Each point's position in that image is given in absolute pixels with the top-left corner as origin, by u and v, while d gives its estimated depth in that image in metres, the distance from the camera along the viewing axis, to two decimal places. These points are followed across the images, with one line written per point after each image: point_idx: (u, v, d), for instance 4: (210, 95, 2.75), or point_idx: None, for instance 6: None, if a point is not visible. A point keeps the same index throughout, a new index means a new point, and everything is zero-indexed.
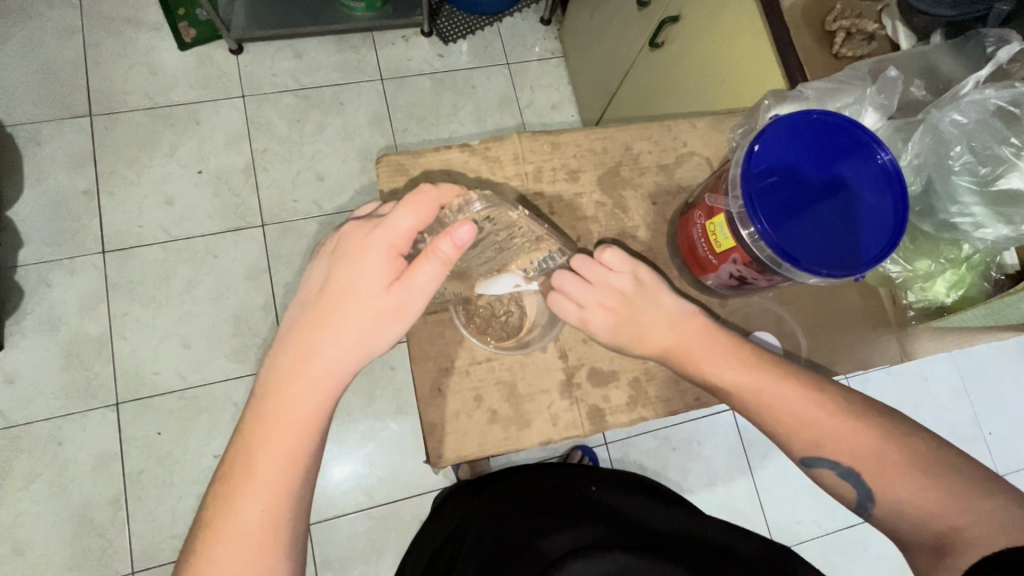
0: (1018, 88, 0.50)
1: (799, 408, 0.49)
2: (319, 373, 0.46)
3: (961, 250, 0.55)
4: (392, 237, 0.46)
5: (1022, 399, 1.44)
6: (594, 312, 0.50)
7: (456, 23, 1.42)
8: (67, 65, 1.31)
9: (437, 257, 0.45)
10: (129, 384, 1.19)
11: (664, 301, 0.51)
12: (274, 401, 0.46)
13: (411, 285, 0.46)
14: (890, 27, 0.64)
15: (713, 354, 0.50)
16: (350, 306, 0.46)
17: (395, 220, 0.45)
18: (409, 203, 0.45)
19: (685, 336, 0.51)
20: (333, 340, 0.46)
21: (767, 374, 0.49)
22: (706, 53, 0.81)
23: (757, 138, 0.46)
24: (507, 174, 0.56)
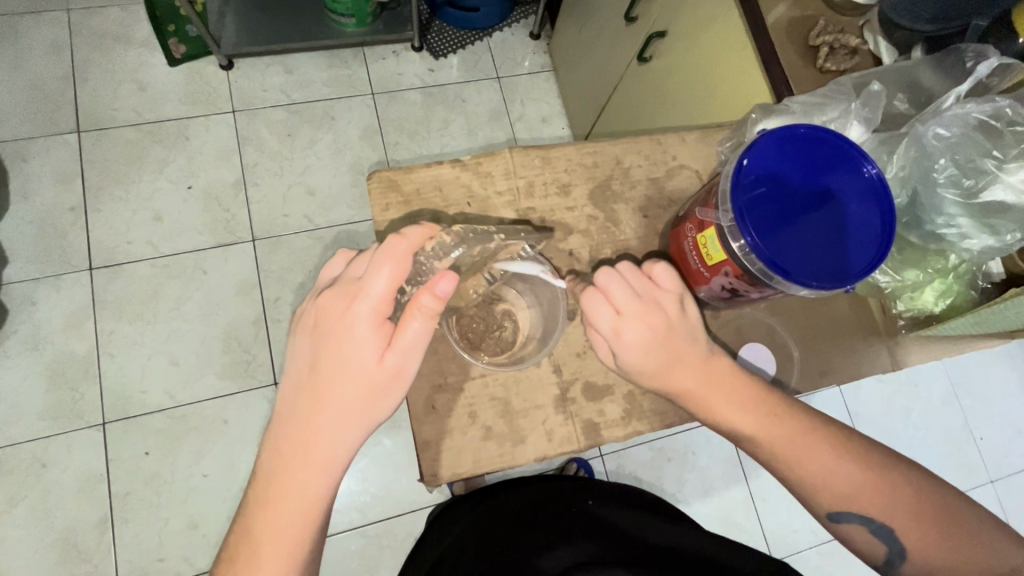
0: (998, 103, 0.51)
1: (792, 444, 0.49)
2: (325, 451, 0.46)
3: (947, 261, 0.55)
4: (374, 302, 0.45)
5: (1012, 403, 1.46)
6: (630, 321, 0.48)
7: (446, 38, 1.44)
8: (54, 82, 1.30)
9: (424, 313, 0.45)
10: (117, 403, 1.16)
11: (685, 328, 0.50)
12: (282, 486, 0.46)
13: (403, 349, 0.46)
14: (872, 43, 0.65)
15: (718, 393, 0.50)
16: (346, 381, 0.46)
17: (375, 285, 0.45)
18: (382, 262, 0.44)
19: (691, 371, 0.50)
20: (334, 417, 0.46)
21: (762, 411, 0.50)
22: (694, 67, 0.82)
23: (745, 152, 0.46)
24: (499, 190, 0.56)
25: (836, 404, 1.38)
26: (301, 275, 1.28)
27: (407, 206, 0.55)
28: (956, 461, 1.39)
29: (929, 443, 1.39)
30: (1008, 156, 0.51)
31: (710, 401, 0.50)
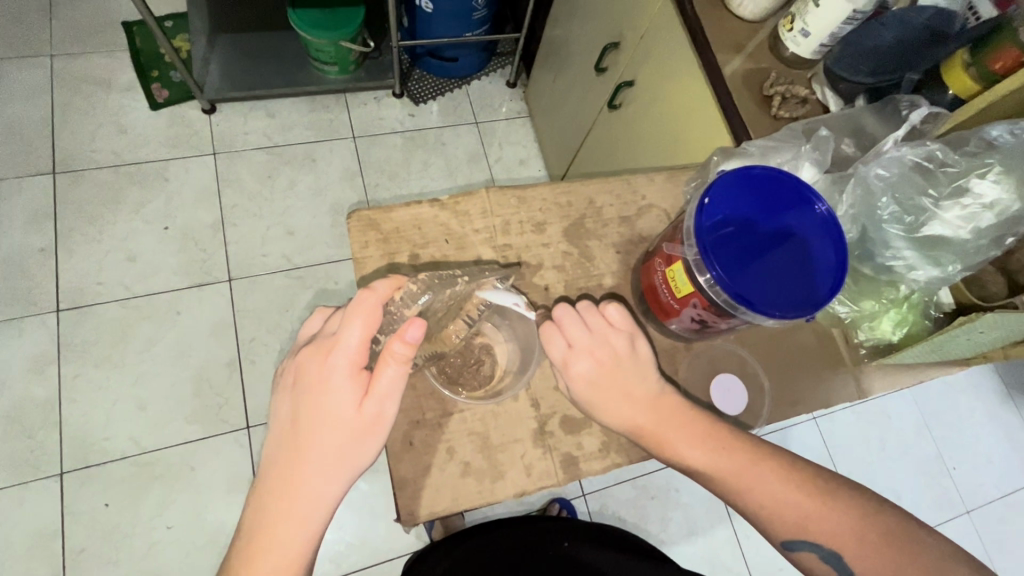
0: (929, 147, 0.56)
1: (733, 468, 0.51)
2: (308, 504, 0.46)
3: (899, 291, 0.59)
4: (348, 356, 0.46)
5: (980, 431, 1.50)
6: (581, 354, 0.51)
7: (427, 85, 1.50)
8: (32, 124, 1.31)
9: (396, 362, 0.45)
10: (77, 452, 1.11)
11: (635, 363, 0.52)
12: (266, 543, 0.45)
13: (380, 397, 0.46)
14: (820, 92, 0.70)
15: (666, 423, 0.51)
16: (325, 434, 0.46)
17: (348, 339, 0.45)
18: (354, 316, 0.45)
19: (638, 404, 0.51)
20: (316, 470, 0.46)
21: (707, 438, 0.51)
22: (661, 114, 0.87)
23: (706, 192, 0.49)
24: (475, 228, 0.58)
25: (813, 437, 1.40)
26: (278, 315, 1.26)
27: (386, 244, 0.56)
28: (931, 491, 1.42)
29: (904, 474, 1.41)
30: (942, 193, 0.55)
31: (659, 433, 0.51)
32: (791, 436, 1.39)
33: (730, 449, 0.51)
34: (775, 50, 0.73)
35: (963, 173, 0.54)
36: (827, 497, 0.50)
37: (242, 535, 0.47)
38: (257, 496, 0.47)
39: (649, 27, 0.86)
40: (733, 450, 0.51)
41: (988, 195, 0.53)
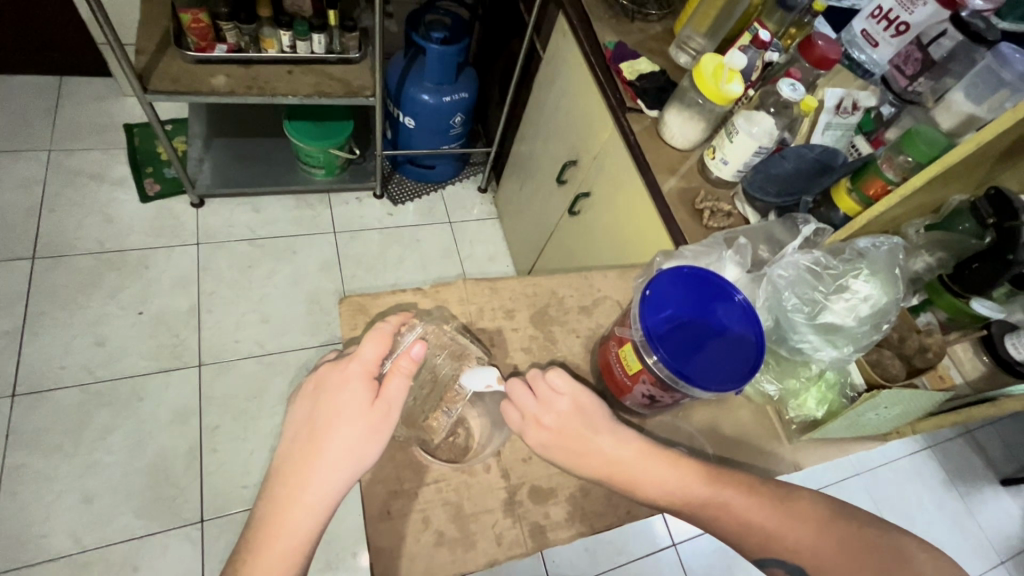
0: (814, 254, 0.69)
1: (690, 493, 0.55)
2: (313, 500, 0.50)
3: (812, 370, 0.69)
4: (362, 365, 0.53)
5: (929, 518, 1.56)
6: (535, 420, 0.57)
7: (406, 188, 1.65)
8: (19, 212, 1.36)
9: (402, 374, 0.53)
10: (8, 551, 1.04)
11: (588, 419, 0.57)
12: (271, 535, 0.49)
13: (385, 405, 0.52)
14: (741, 208, 0.84)
15: (624, 466, 0.56)
16: (334, 434, 0.51)
17: (363, 351, 0.53)
18: (372, 336, 0.54)
19: (596, 455, 0.56)
20: (323, 467, 0.50)
21: (663, 471, 0.56)
22: (613, 220, 1.01)
23: (648, 284, 0.59)
24: (452, 313, 0.65)
25: None
26: (245, 401, 1.26)
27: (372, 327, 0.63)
28: None
29: None
30: (829, 289, 0.67)
31: (620, 477, 0.56)
32: None
33: (686, 477, 0.56)
34: (703, 172, 0.89)
35: (843, 274, 0.68)
36: (799, 529, 0.54)
37: (250, 524, 0.50)
38: (269, 488, 0.52)
39: (602, 150, 1.03)
40: (689, 479, 0.56)
41: (862, 291, 0.67)
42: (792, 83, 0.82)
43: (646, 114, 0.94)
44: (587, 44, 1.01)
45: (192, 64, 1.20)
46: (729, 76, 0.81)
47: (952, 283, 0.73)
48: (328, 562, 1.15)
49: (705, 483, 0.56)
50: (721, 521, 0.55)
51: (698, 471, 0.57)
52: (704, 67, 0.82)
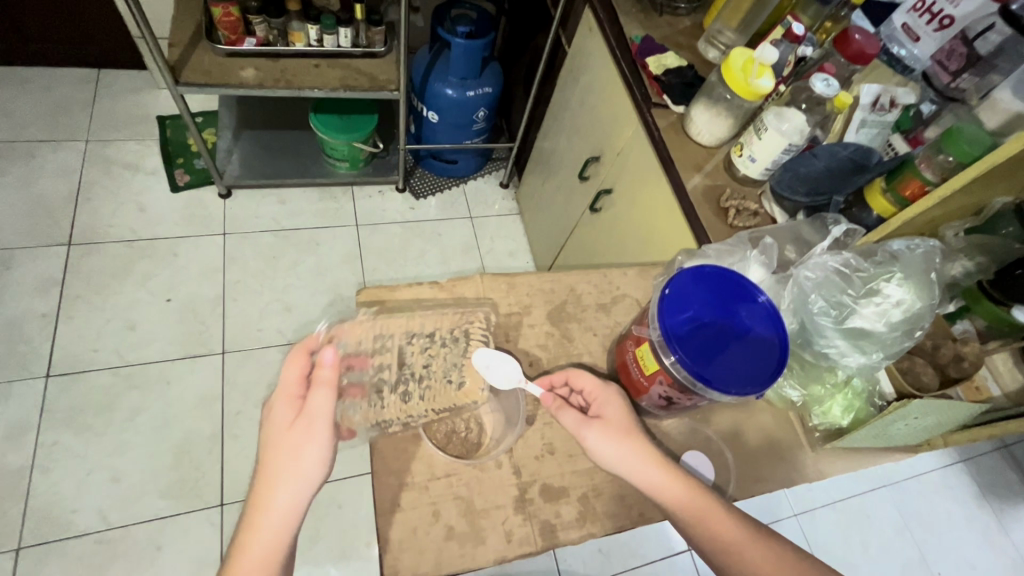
0: (844, 255, 0.67)
1: (695, 501, 0.54)
2: (275, 510, 0.49)
3: (838, 376, 0.66)
4: (291, 384, 0.53)
5: (959, 534, 1.51)
6: (601, 392, 0.58)
7: (428, 182, 1.66)
8: (57, 200, 1.40)
9: (324, 386, 0.51)
10: (39, 525, 1.08)
11: (623, 406, 0.58)
12: (246, 544, 0.49)
13: (311, 418, 0.51)
14: (769, 208, 0.82)
15: (640, 457, 0.55)
16: (279, 448, 0.50)
17: (290, 371, 0.53)
18: (291, 355, 0.53)
19: (618, 442, 0.55)
20: (275, 490, 0.50)
21: (672, 473, 0.55)
22: (635, 217, 1.00)
23: (668, 283, 0.57)
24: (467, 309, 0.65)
25: (795, 534, 1.39)
26: (266, 389, 1.28)
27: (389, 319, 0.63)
28: None
29: None
30: (859, 293, 0.65)
31: (634, 467, 0.55)
32: None
33: (689, 483, 0.55)
34: (729, 169, 0.86)
35: (874, 277, 0.66)
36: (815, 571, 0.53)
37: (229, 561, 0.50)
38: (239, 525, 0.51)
39: (625, 145, 1.01)
40: (692, 486, 0.55)
41: (894, 296, 0.64)
42: (825, 78, 0.78)
43: (672, 110, 0.92)
44: (614, 38, 1.00)
45: (222, 57, 1.22)
46: (759, 71, 0.78)
47: (993, 289, 0.69)
48: (342, 551, 1.17)
49: (705, 495, 0.55)
50: (716, 536, 0.53)
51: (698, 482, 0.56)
52: (733, 60, 0.79)
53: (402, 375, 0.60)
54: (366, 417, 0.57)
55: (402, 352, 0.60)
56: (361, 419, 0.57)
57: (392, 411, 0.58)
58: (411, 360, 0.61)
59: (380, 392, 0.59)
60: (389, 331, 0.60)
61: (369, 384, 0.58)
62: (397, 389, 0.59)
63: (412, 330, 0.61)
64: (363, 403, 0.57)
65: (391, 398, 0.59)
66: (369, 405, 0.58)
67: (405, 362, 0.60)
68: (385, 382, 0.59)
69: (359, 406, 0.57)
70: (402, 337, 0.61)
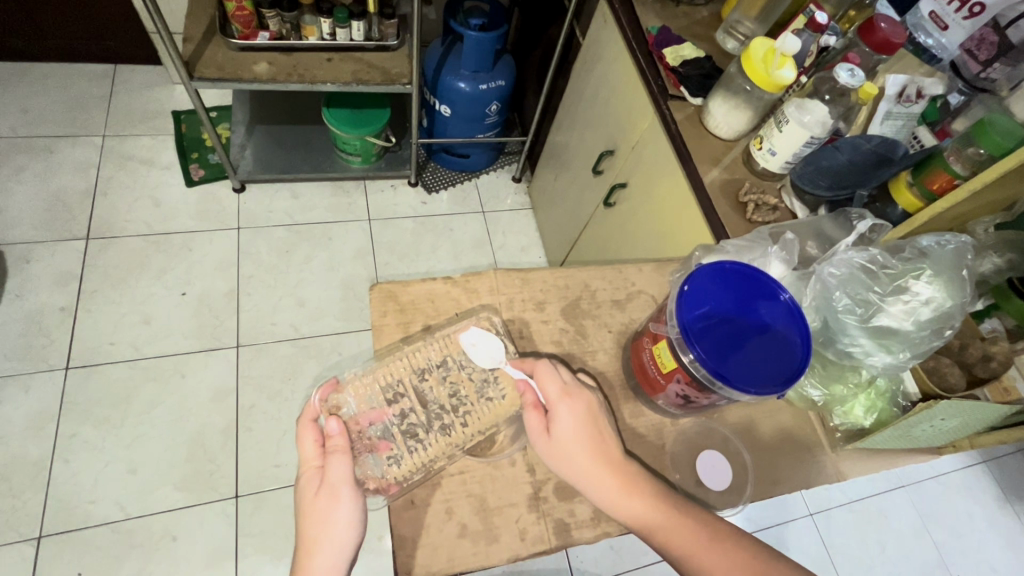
0: (871, 252, 0.65)
1: (646, 513, 0.52)
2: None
3: (861, 376, 0.65)
4: (308, 458, 0.53)
5: (979, 537, 1.47)
6: (558, 403, 0.55)
7: (440, 177, 1.65)
8: (75, 195, 1.42)
9: (338, 452, 0.52)
10: (59, 515, 1.10)
11: (582, 414, 0.55)
12: None
13: (332, 486, 0.51)
14: (788, 202, 0.80)
15: (587, 471, 0.53)
16: (311, 521, 0.51)
17: (303, 446, 0.53)
18: (301, 429, 0.54)
19: (564, 456, 0.54)
20: (320, 558, 0.50)
21: (622, 486, 0.53)
22: (650, 212, 0.98)
23: (687, 280, 0.56)
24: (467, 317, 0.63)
25: (809, 533, 1.37)
26: (280, 382, 1.29)
27: (402, 314, 0.62)
28: None
29: None
30: (886, 290, 0.63)
31: (580, 481, 0.53)
32: (788, 531, 1.36)
33: (641, 495, 0.53)
34: (748, 163, 0.84)
35: (902, 275, 0.63)
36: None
37: None
38: None
39: (641, 138, 0.99)
40: (645, 497, 0.53)
41: (924, 294, 0.62)
42: (851, 68, 0.74)
43: (689, 102, 0.90)
44: (630, 29, 0.98)
45: (235, 51, 1.22)
46: (780, 62, 0.75)
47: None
48: None
49: (660, 506, 0.53)
50: (670, 547, 0.52)
51: (654, 491, 0.54)
52: (753, 50, 0.77)
53: (431, 412, 0.58)
54: (411, 466, 0.55)
55: (419, 391, 0.59)
56: (406, 467, 0.55)
57: (436, 449, 0.56)
58: (433, 395, 0.59)
59: (416, 434, 0.57)
60: (395, 376, 0.59)
61: (399, 433, 0.56)
62: (432, 425, 0.57)
63: (420, 366, 0.60)
64: (402, 452, 0.55)
65: (429, 436, 0.57)
66: (408, 452, 0.55)
67: (427, 399, 0.59)
68: (417, 425, 0.57)
69: (398, 457, 0.55)
70: (413, 377, 0.59)
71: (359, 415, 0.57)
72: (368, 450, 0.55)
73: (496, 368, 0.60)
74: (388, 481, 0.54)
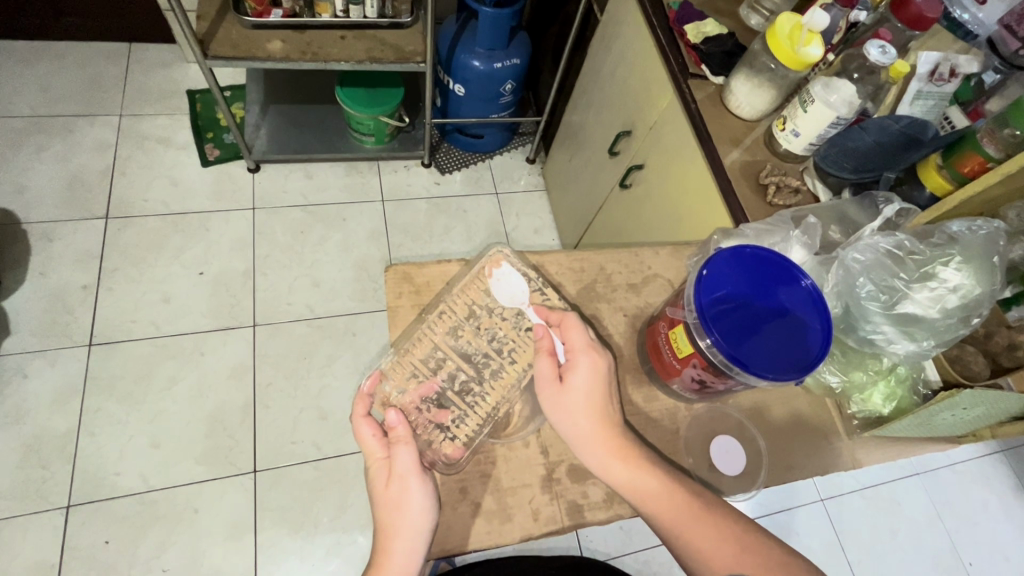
0: (898, 237, 0.63)
1: (639, 480, 0.53)
2: (401, 560, 0.51)
3: (883, 363, 0.64)
4: (373, 450, 0.54)
5: (993, 525, 1.47)
6: (581, 354, 0.56)
7: (453, 157, 1.64)
8: (94, 174, 1.44)
9: (401, 443, 0.53)
10: (86, 485, 1.14)
11: (595, 373, 0.55)
12: None
13: (401, 477, 0.52)
14: (811, 184, 0.78)
15: (587, 427, 0.54)
16: (385, 510, 0.52)
17: (364, 441, 0.54)
18: (360, 423, 0.54)
19: (570, 412, 0.54)
20: (401, 544, 0.51)
21: (617, 450, 0.54)
22: (666, 195, 0.97)
23: (705, 264, 0.55)
24: (472, 274, 0.64)
25: (820, 519, 1.37)
26: (295, 361, 1.31)
27: (417, 296, 0.62)
28: None
29: (919, 568, 1.37)
30: (911, 277, 0.62)
31: (579, 439, 0.54)
32: (798, 516, 1.36)
33: (630, 461, 0.53)
34: (770, 145, 0.82)
35: (930, 261, 0.62)
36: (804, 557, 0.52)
37: None
38: None
39: (659, 119, 0.97)
40: (640, 461, 0.53)
41: (951, 281, 0.61)
42: (882, 45, 0.71)
43: (710, 80, 0.88)
44: (649, 4, 0.95)
45: (250, 29, 1.21)
46: (808, 38, 0.73)
47: None
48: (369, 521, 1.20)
49: (651, 472, 0.53)
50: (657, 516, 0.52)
51: (651, 460, 0.54)
52: (780, 26, 0.74)
53: (476, 363, 0.61)
54: (478, 418, 0.58)
55: (458, 349, 0.61)
56: (475, 421, 0.58)
57: (495, 395, 0.60)
58: (473, 348, 0.61)
59: (471, 390, 0.60)
60: (430, 346, 0.60)
61: (455, 394, 0.59)
62: (483, 375, 0.60)
63: (451, 328, 0.61)
64: (465, 409, 0.58)
65: (483, 386, 0.60)
66: (471, 407, 0.59)
67: (469, 353, 0.61)
68: (469, 380, 0.60)
69: (463, 416, 0.58)
70: (447, 339, 0.61)
71: (411, 393, 0.59)
72: (432, 420, 0.58)
73: (516, 308, 0.63)
74: (461, 443, 0.57)
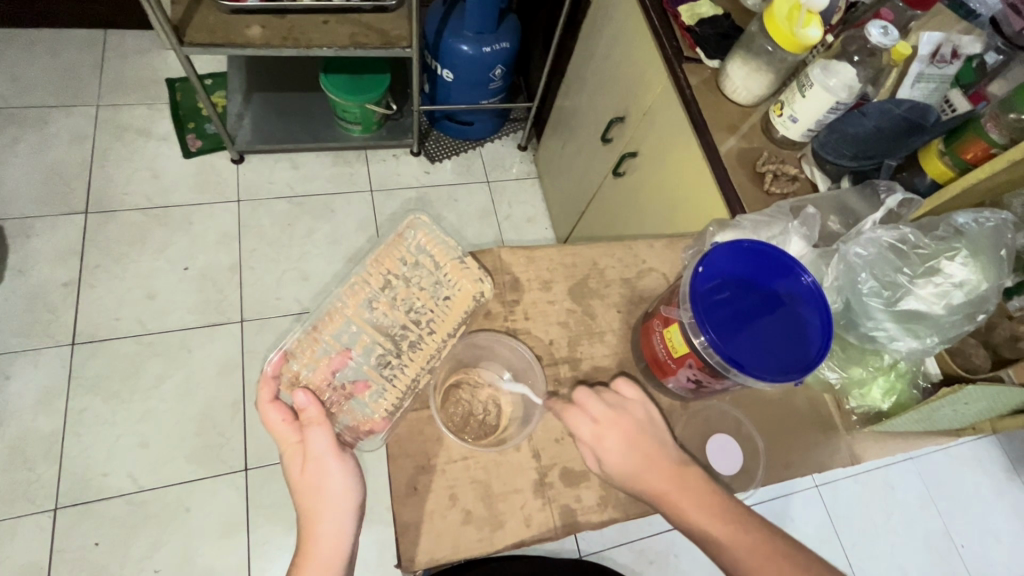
0: (903, 230, 0.61)
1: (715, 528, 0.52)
2: (324, 542, 0.51)
3: (883, 360, 0.62)
4: (286, 436, 0.54)
5: (986, 508, 1.48)
6: (611, 417, 0.54)
7: (443, 145, 1.60)
8: (71, 167, 1.39)
9: (314, 425, 0.52)
10: (73, 487, 1.12)
11: (632, 432, 0.54)
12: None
13: (317, 458, 0.52)
14: (809, 172, 0.76)
15: (647, 482, 0.53)
16: (304, 494, 0.52)
17: (274, 427, 0.54)
18: (269, 410, 0.54)
19: (626, 471, 0.53)
20: (323, 525, 0.52)
21: (685, 500, 0.53)
22: (660, 184, 0.94)
23: (701, 261, 0.53)
24: (391, 244, 0.63)
25: (815, 505, 1.38)
26: None
27: None
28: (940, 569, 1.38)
29: (912, 552, 1.38)
30: (915, 272, 0.60)
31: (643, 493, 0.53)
32: (793, 502, 1.36)
33: (708, 509, 0.53)
34: (767, 131, 0.79)
35: (934, 255, 0.60)
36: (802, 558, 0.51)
37: None
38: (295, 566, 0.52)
39: (652, 105, 0.95)
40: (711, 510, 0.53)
41: (957, 276, 0.59)
42: (884, 26, 0.69)
43: (706, 64, 0.85)
44: None
45: (227, 14, 1.16)
46: (806, 20, 0.70)
47: None
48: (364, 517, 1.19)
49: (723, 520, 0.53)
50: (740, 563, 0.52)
51: (722, 505, 0.54)
52: (777, 6, 0.71)
53: (393, 335, 0.61)
54: (397, 392, 0.58)
55: (373, 321, 0.60)
56: (394, 395, 0.58)
57: (414, 367, 0.59)
58: (389, 320, 0.61)
59: (389, 363, 0.59)
60: (343, 320, 0.60)
61: (371, 368, 0.59)
62: (401, 348, 0.60)
63: (366, 299, 0.61)
64: (383, 383, 0.58)
65: (402, 358, 0.60)
66: (388, 381, 0.59)
67: (384, 325, 0.61)
68: (387, 354, 0.60)
69: (381, 391, 0.58)
70: (361, 311, 0.60)
71: (321, 371, 0.57)
72: (348, 396, 0.57)
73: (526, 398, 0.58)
74: (378, 417, 0.56)
